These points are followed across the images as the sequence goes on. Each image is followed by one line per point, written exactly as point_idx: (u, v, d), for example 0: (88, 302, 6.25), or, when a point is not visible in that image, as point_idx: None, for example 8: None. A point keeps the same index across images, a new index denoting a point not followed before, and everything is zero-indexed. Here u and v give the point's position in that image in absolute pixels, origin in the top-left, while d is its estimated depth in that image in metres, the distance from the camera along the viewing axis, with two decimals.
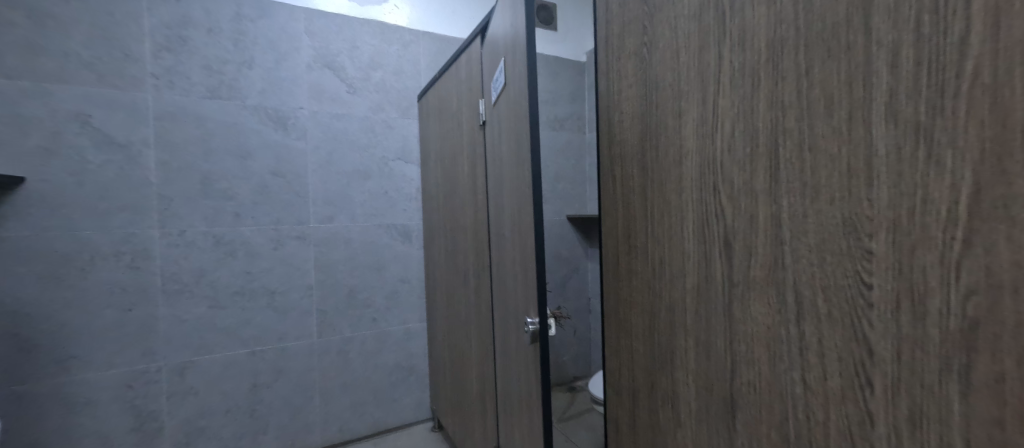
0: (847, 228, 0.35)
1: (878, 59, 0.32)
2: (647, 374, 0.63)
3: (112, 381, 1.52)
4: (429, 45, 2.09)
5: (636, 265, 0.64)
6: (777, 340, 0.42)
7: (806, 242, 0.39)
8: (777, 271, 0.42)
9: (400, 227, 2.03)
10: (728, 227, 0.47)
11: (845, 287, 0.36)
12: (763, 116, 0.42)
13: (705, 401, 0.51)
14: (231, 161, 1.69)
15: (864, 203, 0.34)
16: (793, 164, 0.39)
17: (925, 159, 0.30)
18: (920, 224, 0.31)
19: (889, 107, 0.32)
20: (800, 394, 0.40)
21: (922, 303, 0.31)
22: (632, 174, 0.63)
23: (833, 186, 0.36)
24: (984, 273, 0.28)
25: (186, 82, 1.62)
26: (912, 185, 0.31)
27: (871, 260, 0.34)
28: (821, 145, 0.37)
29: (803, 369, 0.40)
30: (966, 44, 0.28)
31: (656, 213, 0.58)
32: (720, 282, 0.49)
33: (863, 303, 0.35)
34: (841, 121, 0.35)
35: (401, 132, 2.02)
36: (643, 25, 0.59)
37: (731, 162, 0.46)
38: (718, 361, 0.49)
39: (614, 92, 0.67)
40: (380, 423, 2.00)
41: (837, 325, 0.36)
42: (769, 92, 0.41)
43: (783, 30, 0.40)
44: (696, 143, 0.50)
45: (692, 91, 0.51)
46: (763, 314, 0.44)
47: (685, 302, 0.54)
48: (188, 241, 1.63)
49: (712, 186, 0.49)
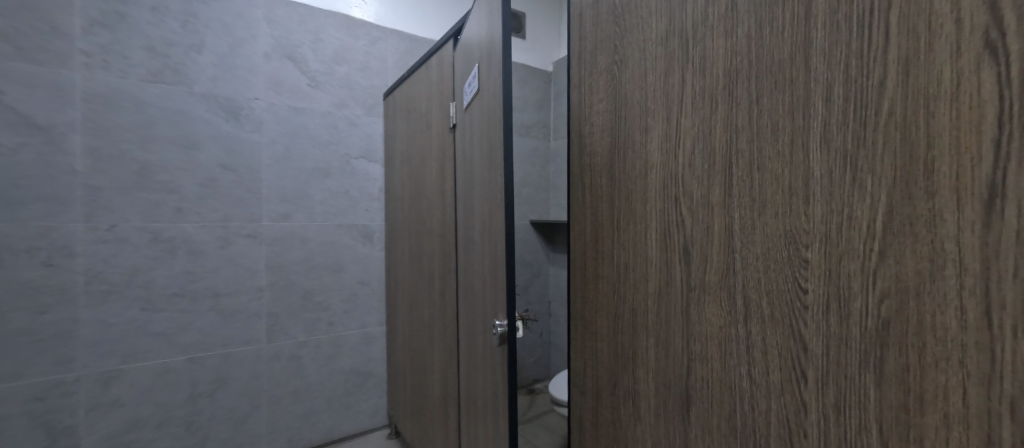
0: (789, 240, 0.40)
1: (815, 94, 0.38)
2: (610, 375, 0.65)
3: (20, 394, 1.37)
4: (398, 43, 2.05)
5: (602, 269, 0.67)
6: (728, 339, 0.46)
7: (754, 251, 0.43)
8: (728, 276, 0.46)
9: (362, 227, 1.98)
10: (686, 235, 0.51)
11: (787, 291, 0.41)
12: (719, 137, 0.47)
13: (663, 397, 0.55)
14: (175, 151, 1.58)
15: (802, 217, 0.39)
16: (744, 180, 0.44)
17: (850, 181, 0.36)
18: (846, 238, 0.36)
19: (823, 137, 0.37)
20: (747, 388, 0.44)
21: (846, 305, 0.36)
22: (600, 183, 0.66)
23: (777, 201, 0.41)
24: (894, 279, 0.33)
25: (124, 63, 1.50)
26: (840, 204, 0.36)
27: (806, 268, 0.39)
28: (768, 165, 0.42)
29: (750, 365, 0.44)
30: (884, 87, 0.33)
31: (622, 220, 0.62)
32: (679, 286, 0.52)
33: (800, 305, 0.40)
34: (784, 146, 0.40)
35: (366, 130, 1.98)
36: (614, 44, 0.62)
37: (692, 176, 0.50)
38: (675, 361, 0.53)
39: (585, 104, 0.69)
40: (333, 432, 1.93)
41: (779, 324, 0.41)
42: (725, 115, 0.46)
43: (737, 61, 0.44)
44: (660, 157, 0.54)
45: (657, 110, 0.54)
46: (714, 315, 0.48)
47: (647, 305, 0.57)
48: (120, 237, 1.50)
49: (674, 197, 0.52)
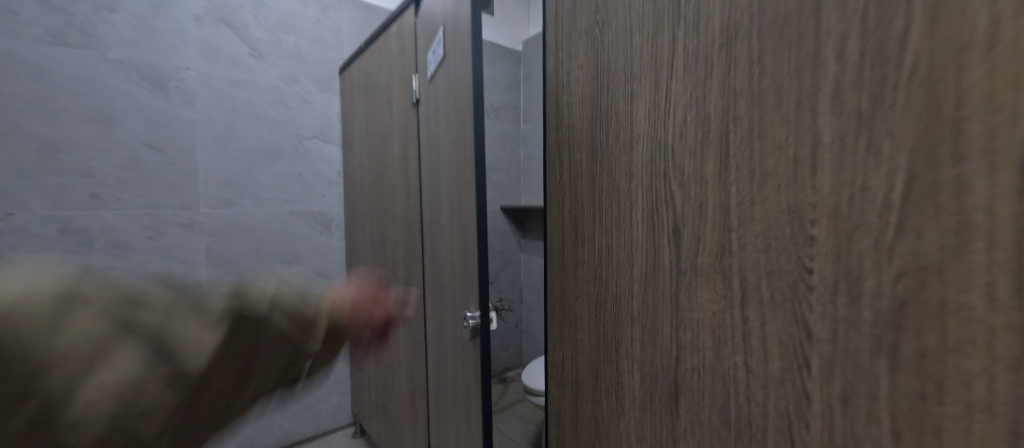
0: (792, 215, 0.36)
1: (827, 49, 0.33)
2: (591, 366, 0.61)
3: None
4: (354, 14, 1.90)
5: (582, 253, 0.62)
6: (722, 325, 0.43)
7: (752, 229, 0.39)
8: (724, 258, 0.42)
9: (319, 215, 1.86)
10: (677, 214, 0.47)
11: (789, 272, 0.37)
12: (715, 103, 0.42)
13: (649, 389, 0.51)
14: (87, 127, 1.38)
15: (809, 189, 0.35)
16: (743, 151, 0.40)
17: (865, 148, 0.32)
18: (859, 210, 0.32)
19: (834, 98, 0.33)
20: (743, 378, 0.41)
21: (857, 286, 0.33)
22: (580, 160, 0.61)
23: (780, 172, 0.37)
24: (912, 256, 0.30)
25: (13, 20, 1.26)
26: (853, 173, 0.32)
27: (812, 246, 0.35)
28: (771, 132, 0.38)
29: (746, 354, 0.40)
30: (907, 38, 0.29)
31: (605, 199, 0.57)
32: (668, 269, 0.48)
33: (804, 286, 0.36)
34: (789, 111, 0.36)
35: (319, 107, 1.84)
36: (595, 4, 0.56)
37: (683, 147, 0.45)
38: (662, 350, 0.49)
39: (563, 71, 0.63)
40: (290, 435, 1.75)
41: (781, 309, 0.38)
42: (721, 79, 0.41)
43: (736, 16, 0.40)
44: (647, 128, 0.49)
45: (644, 75, 0.49)
46: (707, 299, 0.44)
47: (633, 290, 0.53)
48: (21, 229, 1.30)
49: (663, 172, 0.48)
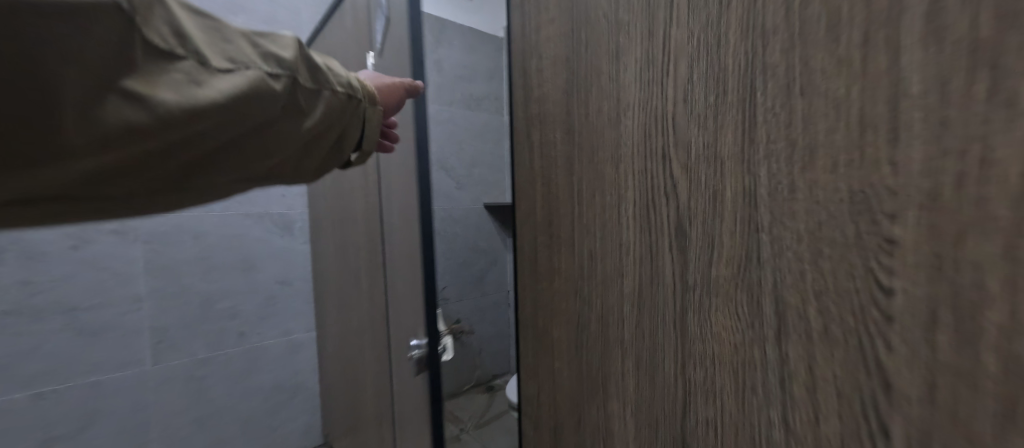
0: (856, 207, 0.24)
1: None
2: (574, 404, 0.49)
3: None
4: None
5: (560, 261, 0.49)
6: (749, 364, 0.30)
7: (793, 228, 0.27)
8: (749, 269, 0.30)
9: None
10: (682, 208, 0.35)
11: (850, 293, 0.25)
12: (732, 51, 0.30)
13: (648, 441, 0.39)
14: None
15: (885, 166, 0.23)
16: (776, 116, 0.28)
17: (987, 94, 0.19)
18: (977, 197, 0.20)
19: (931, 19, 0.21)
20: (780, 441, 0.29)
21: (973, 319, 0.20)
22: (554, 141, 0.48)
23: (836, 143, 0.25)
24: None
25: None
26: (966, 135, 0.20)
27: (890, 254, 0.23)
28: (819, 85, 0.25)
29: (785, 407, 0.28)
30: None
31: (585, 192, 0.45)
32: (669, 284, 0.36)
33: (877, 315, 0.24)
34: (850, 48, 0.24)
35: None
36: None
37: (686, 116, 0.34)
38: (664, 391, 0.37)
39: (530, 30, 0.51)
40: None
41: (837, 347, 0.25)
42: (742, 13, 0.29)
43: None
44: (639, 95, 0.38)
45: (635, 23, 0.37)
46: (726, 326, 0.32)
47: (623, 310, 0.41)
48: None
49: (661, 152, 0.36)
